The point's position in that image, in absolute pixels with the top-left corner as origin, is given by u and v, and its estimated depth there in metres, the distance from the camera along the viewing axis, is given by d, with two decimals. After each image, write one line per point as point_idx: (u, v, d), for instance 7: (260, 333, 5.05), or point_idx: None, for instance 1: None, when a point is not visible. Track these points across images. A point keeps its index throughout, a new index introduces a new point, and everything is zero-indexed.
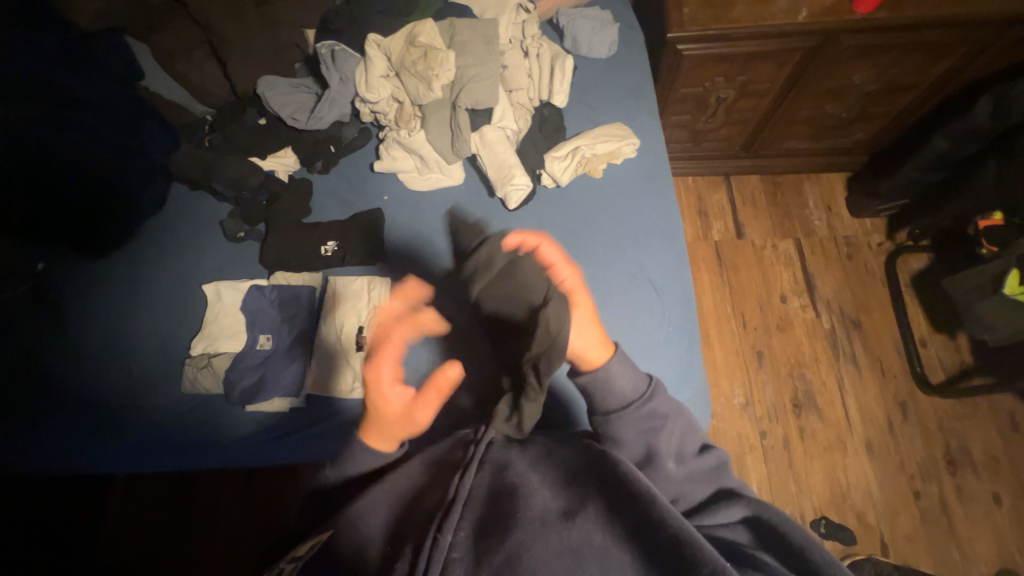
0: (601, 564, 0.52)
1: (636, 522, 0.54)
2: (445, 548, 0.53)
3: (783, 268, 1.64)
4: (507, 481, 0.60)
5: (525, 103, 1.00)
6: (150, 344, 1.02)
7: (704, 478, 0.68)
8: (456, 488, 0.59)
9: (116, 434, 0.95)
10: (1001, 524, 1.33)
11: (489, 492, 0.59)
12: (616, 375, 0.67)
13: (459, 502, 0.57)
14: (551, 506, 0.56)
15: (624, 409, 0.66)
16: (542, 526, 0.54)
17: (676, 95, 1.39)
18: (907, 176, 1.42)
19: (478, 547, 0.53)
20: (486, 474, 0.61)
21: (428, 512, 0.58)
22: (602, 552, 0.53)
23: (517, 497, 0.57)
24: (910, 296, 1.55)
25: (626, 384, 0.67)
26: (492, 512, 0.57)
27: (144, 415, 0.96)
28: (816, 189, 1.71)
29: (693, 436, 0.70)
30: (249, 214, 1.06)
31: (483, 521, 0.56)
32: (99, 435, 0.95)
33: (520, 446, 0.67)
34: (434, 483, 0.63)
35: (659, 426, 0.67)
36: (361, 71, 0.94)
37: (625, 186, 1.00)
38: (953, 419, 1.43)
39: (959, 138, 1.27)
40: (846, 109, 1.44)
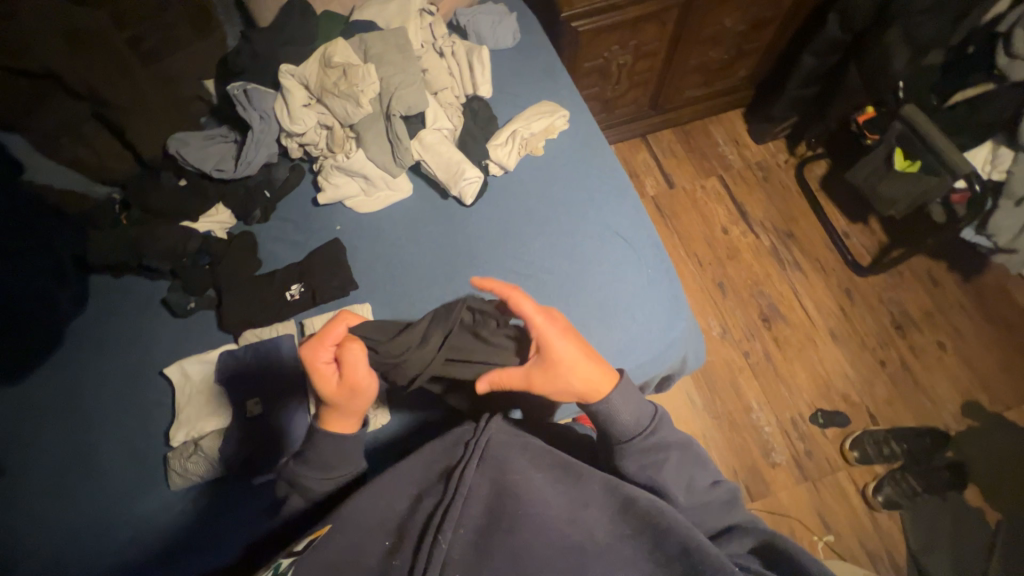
0: (595, 557, 0.60)
1: (623, 516, 0.65)
2: (445, 548, 0.59)
3: (715, 203, 1.79)
4: (507, 480, 0.68)
5: (453, 101, 1.01)
6: (117, 452, 0.90)
7: (712, 510, 0.72)
8: (458, 488, 0.65)
9: (107, 562, 0.84)
10: (951, 364, 1.53)
11: (491, 494, 0.66)
12: (620, 409, 0.71)
13: (459, 500, 0.64)
14: (547, 501, 0.66)
15: (631, 441, 0.72)
16: (539, 519, 0.63)
17: (581, 70, 1.48)
18: (791, 96, 1.60)
19: (481, 539, 0.62)
20: (486, 476, 0.68)
21: (422, 520, 0.64)
22: (590, 541, 0.62)
23: (518, 500, 0.65)
24: (824, 198, 1.75)
25: (626, 417, 0.71)
26: (495, 506, 0.65)
27: (136, 529, 0.86)
28: (721, 128, 1.89)
29: (703, 472, 0.75)
30: (195, 283, 0.97)
31: (488, 516, 0.64)
32: (88, 569, 0.83)
33: (522, 448, 0.74)
34: (436, 489, 0.68)
35: (663, 458, 0.72)
36: (281, 105, 0.91)
37: (568, 156, 1.05)
38: (888, 290, 1.63)
39: (822, 53, 1.46)
40: (725, 51, 1.61)
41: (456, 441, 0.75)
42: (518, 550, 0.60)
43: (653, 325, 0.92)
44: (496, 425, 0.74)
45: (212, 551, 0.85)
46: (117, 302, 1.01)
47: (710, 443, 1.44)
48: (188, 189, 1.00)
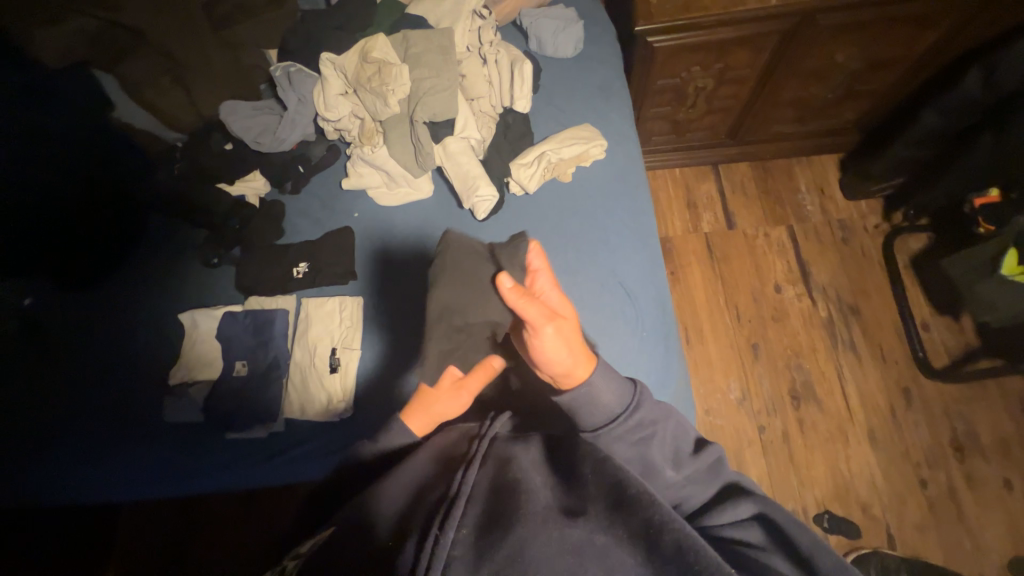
0: (604, 565, 0.46)
1: (645, 526, 0.49)
2: (448, 544, 0.46)
3: (776, 256, 1.60)
4: (509, 477, 0.54)
5: (487, 111, 0.99)
6: (127, 373, 1.01)
7: (701, 480, 0.68)
8: (460, 483, 0.53)
9: (98, 464, 0.95)
10: (1012, 508, 1.28)
11: (492, 485, 0.53)
12: (602, 391, 0.65)
13: (462, 498, 0.51)
14: (555, 504, 0.51)
15: (616, 423, 0.65)
16: (550, 524, 0.48)
17: (653, 88, 1.36)
18: (897, 154, 1.38)
19: (479, 543, 0.46)
20: (489, 468, 0.55)
21: (428, 506, 0.52)
22: (605, 554, 0.47)
23: (518, 493, 0.51)
24: (910, 278, 1.50)
25: (609, 398, 0.65)
26: (495, 507, 0.50)
27: (136, 444, 0.95)
28: (807, 172, 1.67)
29: (679, 437, 0.70)
30: (223, 240, 1.06)
31: (486, 516, 0.49)
32: (92, 464, 0.95)
33: (523, 444, 0.62)
34: (436, 479, 0.58)
35: (648, 436, 0.66)
36: (318, 92, 0.93)
37: (595, 188, 0.99)
38: (959, 402, 1.39)
39: (950, 112, 1.22)
40: (831, 89, 1.40)
41: (457, 438, 0.68)
42: (524, 559, 0.44)
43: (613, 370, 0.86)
44: (501, 423, 0.65)
45: (173, 483, 0.92)
46: (160, 241, 1.12)
47: None
48: (234, 152, 1.08)
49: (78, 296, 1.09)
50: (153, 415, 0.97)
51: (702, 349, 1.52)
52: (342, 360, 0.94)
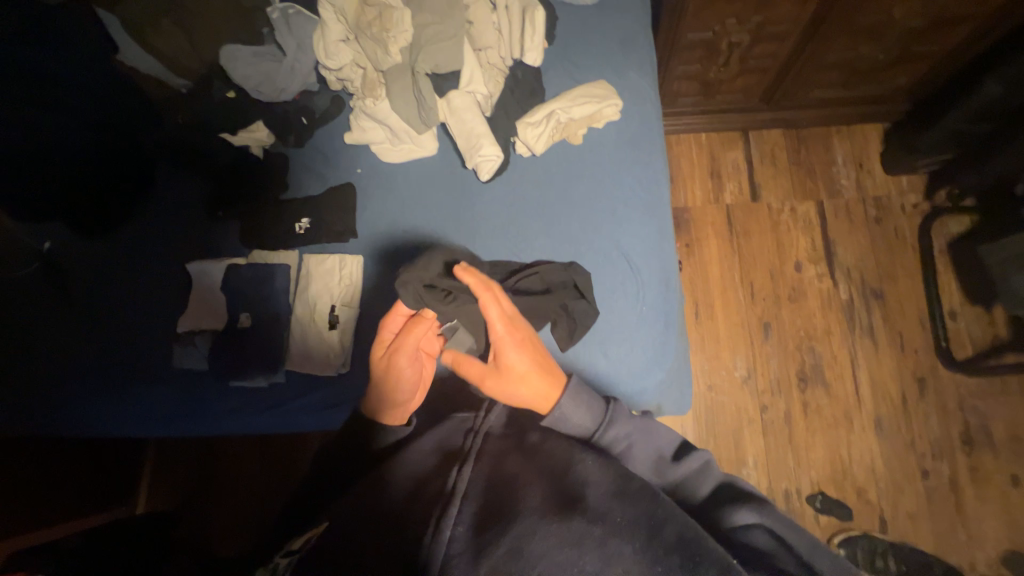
0: (601, 555, 0.53)
1: (637, 514, 0.57)
2: (446, 541, 0.56)
3: (800, 233, 1.51)
4: (503, 477, 0.64)
5: (496, 64, 0.92)
6: (140, 318, 1.05)
7: (691, 483, 0.71)
8: (455, 481, 0.63)
9: (115, 403, 1.00)
10: (1016, 504, 1.26)
11: (486, 484, 0.63)
12: (571, 414, 0.73)
13: (458, 496, 0.61)
14: (554, 497, 0.60)
15: (587, 441, 0.73)
16: (548, 516, 0.56)
17: (682, 43, 1.25)
18: (950, 126, 1.26)
19: (480, 538, 0.56)
20: (482, 466, 0.65)
21: (429, 500, 0.61)
22: (606, 542, 0.54)
23: (514, 492, 0.61)
24: (944, 264, 1.41)
25: (576, 417, 0.73)
26: (491, 504, 0.59)
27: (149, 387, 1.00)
28: (846, 144, 1.54)
29: (660, 442, 0.75)
30: (227, 191, 1.05)
31: (484, 513, 0.58)
32: (111, 403, 1.00)
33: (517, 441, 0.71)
34: (434, 472, 0.67)
35: (622, 450, 0.73)
36: (318, 37, 0.88)
37: (606, 153, 0.93)
38: (978, 396, 1.33)
39: (1016, 82, 1.09)
40: (883, 48, 1.25)
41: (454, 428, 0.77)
42: (525, 550, 0.54)
43: (619, 366, 0.84)
44: (494, 422, 0.74)
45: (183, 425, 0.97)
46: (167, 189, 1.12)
47: None
48: (237, 100, 1.04)
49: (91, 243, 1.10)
50: (164, 360, 1.02)
51: (711, 326, 1.49)
52: (342, 317, 0.95)
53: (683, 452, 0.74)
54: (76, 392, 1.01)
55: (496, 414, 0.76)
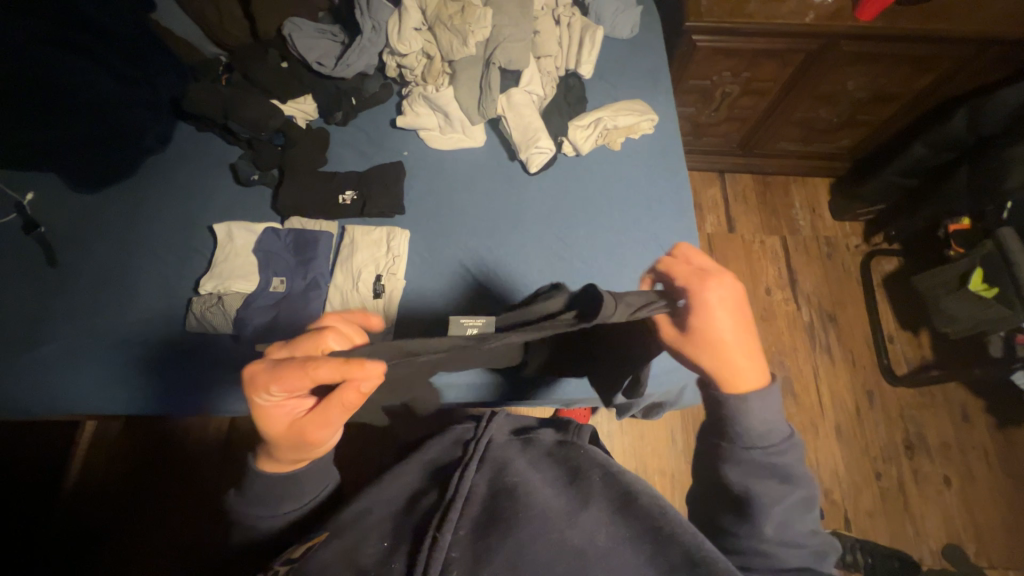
0: (607, 565, 0.50)
1: (636, 527, 0.54)
2: (445, 547, 0.49)
3: (769, 262, 1.73)
4: (508, 480, 0.59)
5: (552, 71, 1.05)
6: (140, 281, 0.98)
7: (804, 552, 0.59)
8: (456, 484, 0.57)
9: (93, 371, 0.90)
10: (949, 502, 1.45)
11: (488, 491, 0.58)
12: (755, 416, 0.60)
13: (459, 500, 0.55)
14: (558, 505, 0.56)
15: (755, 450, 0.59)
16: (550, 525, 0.52)
17: (684, 86, 1.46)
18: (887, 180, 1.53)
19: (479, 544, 0.50)
20: (485, 473, 0.60)
21: (423, 511, 0.55)
22: (608, 552, 0.51)
23: (517, 496, 0.56)
24: (881, 295, 1.68)
25: (759, 425, 0.60)
26: (492, 510, 0.55)
27: (137, 354, 0.92)
28: (802, 191, 1.82)
29: (806, 519, 0.60)
30: (264, 159, 1.03)
31: (486, 519, 0.53)
32: (88, 370, 0.90)
33: (520, 446, 0.67)
34: (429, 486, 0.61)
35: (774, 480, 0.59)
36: (394, 24, 0.97)
37: (640, 160, 1.05)
38: (912, 407, 1.55)
39: (936, 147, 1.38)
40: (837, 113, 1.54)
41: (454, 439, 0.70)
42: (527, 561, 0.49)
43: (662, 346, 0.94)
44: (498, 425, 0.69)
45: (186, 405, 0.89)
46: (193, 153, 1.08)
47: (677, 485, 1.43)
48: (287, 72, 1.06)
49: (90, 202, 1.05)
50: (171, 326, 0.94)
51: None
52: (387, 288, 0.92)
53: (812, 536, 0.60)
54: (61, 362, 0.91)
55: (499, 421, 0.70)
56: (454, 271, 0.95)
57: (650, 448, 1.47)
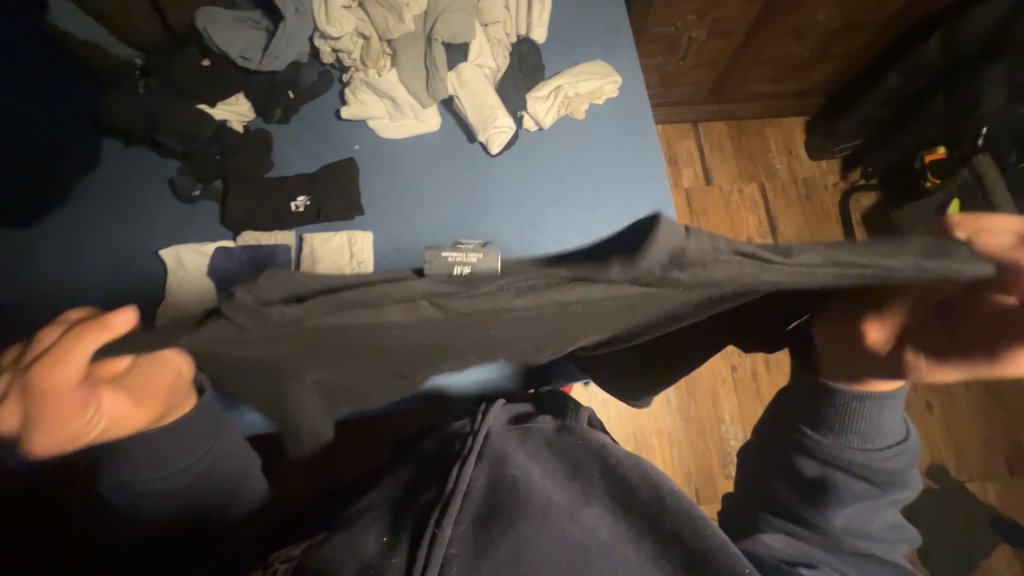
0: (598, 559, 0.51)
1: (631, 525, 0.54)
2: (445, 543, 0.50)
3: (748, 211, 1.70)
4: (508, 473, 0.56)
5: (502, 39, 0.97)
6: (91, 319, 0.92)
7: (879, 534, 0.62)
8: (454, 480, 0.55)
9: None
10: (932, 425, 1.51)
11: (489, 484, 0.55)
12: (884, 417, 0.60)
13: (458, 497, 0.53)
14: (558, 501, 0.55)
15: (855, 444, 0.61)
16: (549, 523, 0.52)
17: (648, 35, 1.37)
18: (863, 114, 1.48)
19: (480, 540, 0.51)
20: (485, 465, 0.57)
21: (425, 504, 0.54)
22: (606, 548, 0.52)
23: (518, 491, 0.54)
24: (862, 233, 1.67)
25: (879, 426, 0.60)
26: (493, 503, 0.54)
27: None
28: (777, 133, 1.77)
29: (883, 515, 0.62)
30: (204, 170, 0.95)
31: (484, 516, 0.53)
32: None
33: (520, 434, 0.63)
34: (427, 479, 0.58)
35: (857, 476, 0.61)
36: (320, 4, 0.89)
37: (607, 127, 0.99)
38: None
39: (910, 74, 1.34)
40: (808, 48, 1.46)
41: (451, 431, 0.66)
42: (526, 559, 0.49)
43: None
44: (496, 415, 0.64)
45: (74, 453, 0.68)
46: (124, 172, 0.99)
47: (673, 443, 1.47)
48: (213, 71, 0.96)
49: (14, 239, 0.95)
50: None
51: None
52: None
53: (886, 541, 0.62)
54: None
55: (496, 411, 0.66)
56: (425, 272, 0.90)
57: (645, 412, 1.49)
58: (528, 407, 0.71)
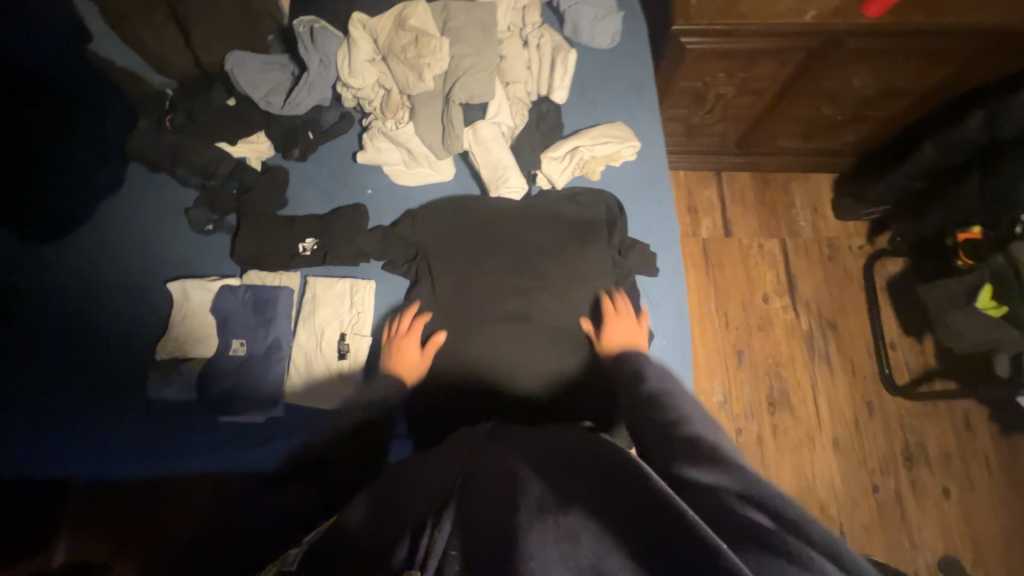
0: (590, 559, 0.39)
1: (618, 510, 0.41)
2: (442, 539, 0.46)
3: (766, 268, 1.65)
4: (503, 478, 0.53)
5: (522, 97, 0.98)
6: (95, 342, 0.93)
7: None
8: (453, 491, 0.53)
9: (54, 445, 0.87)
10: (947, 514, 1.42)
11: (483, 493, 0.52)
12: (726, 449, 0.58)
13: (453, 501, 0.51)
14: (546, 502, 0.46)
15: None
16: (537, 519, 0.43)
17: (675, 88, 1.36)
18: (894, 182, 1.43)
19: (470, 544, 0.44)
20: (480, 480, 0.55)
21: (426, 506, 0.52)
22: (599, 541, 0.41)
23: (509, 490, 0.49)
24: (885, 300, 1.60)
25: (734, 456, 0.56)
26: (481, 506, 0.50)
27: (102, 423, 0.88)
28: (803, 189, 1.72)
29: None
30: (220, 205, 0.97)
31: (478, 522, 0.47)
32: (49, 439, 0.88)
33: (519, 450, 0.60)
34: (431, 484, 0.57)
35: None
36: (344, 55, 0.90)
37: (622, 191, 0.98)
38: (914, 417, 1.51)
39: (948, 149, 1.27)
40: (840, 111, 1.42)
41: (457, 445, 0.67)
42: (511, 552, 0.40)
43: None
44: (486, 432, 0.68)
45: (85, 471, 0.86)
46: (143, 198, 1.01)
47: None
48: (238, 108, 0.99)
49: (32, 257, 0.98)
50: (131, 391, 0.90)
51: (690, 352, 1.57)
52: (352, 346, 0.89)
53: None
54: (24, 434, 0.88)
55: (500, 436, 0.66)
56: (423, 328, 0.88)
57: None
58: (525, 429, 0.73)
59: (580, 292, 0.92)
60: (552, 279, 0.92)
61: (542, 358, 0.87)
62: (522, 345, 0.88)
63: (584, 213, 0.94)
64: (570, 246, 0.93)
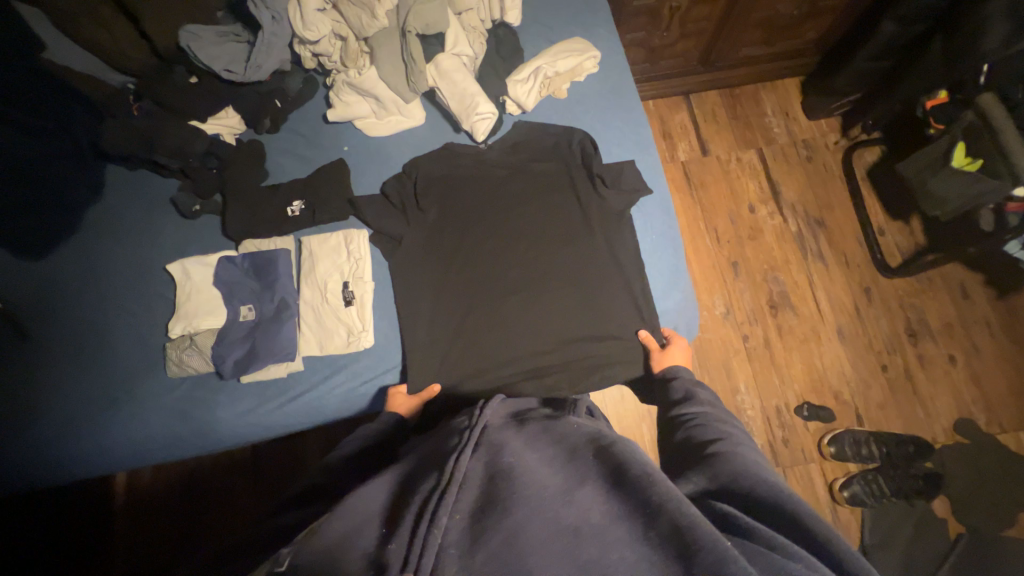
0: (601, 544, 0.41)
1: (632, 501, 0.44)
2: (440, 533, 0.42)
3: (749, 179, 1.67)
4: (505, 462, 0.49)
5: (477, 25, 0.98)
6: (111, 335, 0.96)
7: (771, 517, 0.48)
8: (453, 468, 0.48)
9: (90, 435, 0.90)
10: (957, 379, 1.47)
11: (486, 474, 0.48)
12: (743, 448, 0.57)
13: (455, 485, 0.46)
14: (552, 484, 0.46)
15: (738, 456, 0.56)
16: (541, 505, 0.43)
17: (629, 9, 1.36)
18: (860, 66, 1.44)
19: (474, 529, 0.42)
20: (482, 456, 0.51)
21: (421, 490, 0.47)
22: (603, 531, 0.42)
23: (513, 478, 0.46)
24: (868, 189, 1.63)
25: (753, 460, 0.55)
26: (490, 491, 0.46)
27: (131, 407, 0.91)
28: (772, 97, 1.74)
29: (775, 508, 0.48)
30: (203, 187, 0.98)
31: (481, 502, 0.45)
32: (83, 429, 0.90)
33: (516, 427, 0.56)
34: (421, 473, 0.51)
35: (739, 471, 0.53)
36: (295, 8, 0.90)
37: (590, 104, 1.00)
38: (911, 295, 1.55)
39: (907, 20, 1.27)
40: (796, 5, 1.43)
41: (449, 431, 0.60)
42: (518, 545, 0.40)
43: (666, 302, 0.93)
44: (493, 407, 0.60)
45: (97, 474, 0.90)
46: (128, 194, 1.03)
47: None
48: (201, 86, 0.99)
49: (33, 267, 1.00)
50: (153, 373, 0.93)
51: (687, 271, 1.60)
52: (356, 292, 0.91)
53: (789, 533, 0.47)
54: (59, 430, 0.90)
55: (494, 405, 0.61)
56: (420, 263, 0.93)
57: None
58: (530, 402, 0.67)
59: (573, 242, 0.93)
60: (535, 239, 0.94)
61: (546, 292, 0.91)
62: (521, 287, 0.92)
63: (556, 133, 0.97)
64: (546, 191, 0.96)
